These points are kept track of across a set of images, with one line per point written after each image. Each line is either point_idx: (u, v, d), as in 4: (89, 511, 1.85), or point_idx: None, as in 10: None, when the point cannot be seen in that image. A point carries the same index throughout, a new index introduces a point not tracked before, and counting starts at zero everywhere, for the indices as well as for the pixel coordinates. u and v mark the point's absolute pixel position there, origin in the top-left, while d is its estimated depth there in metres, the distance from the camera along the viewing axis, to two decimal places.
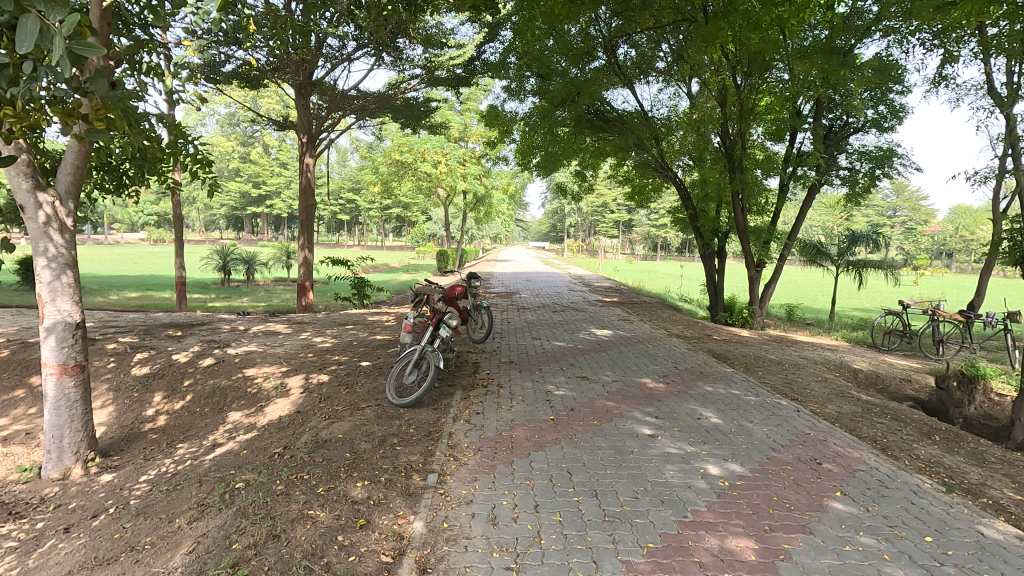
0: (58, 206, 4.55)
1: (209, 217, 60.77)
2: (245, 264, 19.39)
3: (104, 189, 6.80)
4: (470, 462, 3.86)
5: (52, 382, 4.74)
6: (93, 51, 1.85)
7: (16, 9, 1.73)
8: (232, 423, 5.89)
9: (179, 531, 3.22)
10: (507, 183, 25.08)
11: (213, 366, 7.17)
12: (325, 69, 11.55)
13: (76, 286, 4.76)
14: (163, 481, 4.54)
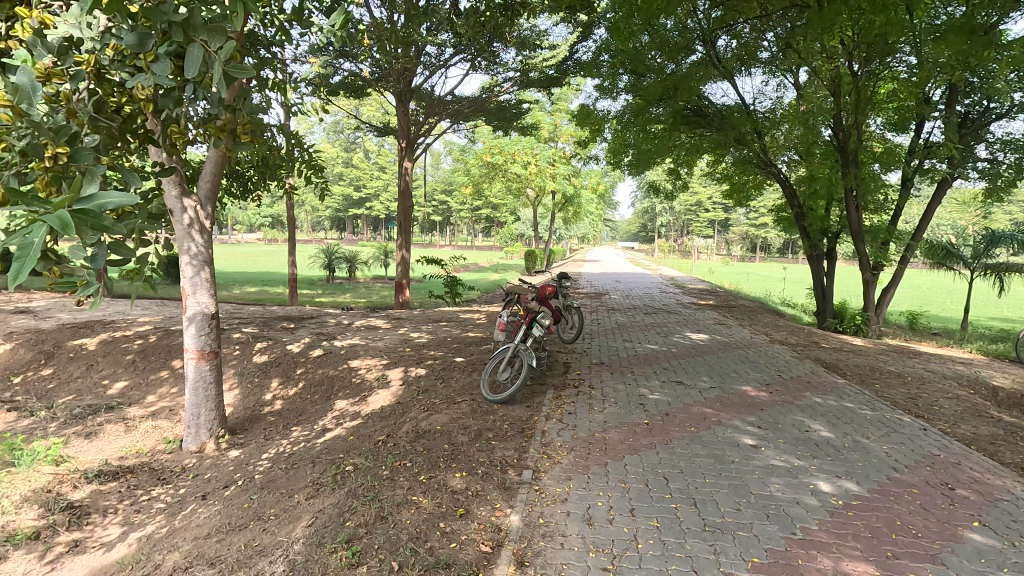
0: (199, 210, 5.14)
1: (316, 218, 65.61)
2: (348, 263, 20.74)
3: (232, 194, 7.56)
4: (564, 460, 3.89)
5: (192, 365, 5.36)
6: (247, 73, 2.07)
7: (187, 39, 1.99)
8: (339, 410, 6.35)
9: (299, 505, 3.55)
10: (597, 182, 24.78)
11: (322, 357, 7.75)
12: (424, 76, 12.10)
13: (212, 281, 5.35)
14: (281, 459, 5.00)
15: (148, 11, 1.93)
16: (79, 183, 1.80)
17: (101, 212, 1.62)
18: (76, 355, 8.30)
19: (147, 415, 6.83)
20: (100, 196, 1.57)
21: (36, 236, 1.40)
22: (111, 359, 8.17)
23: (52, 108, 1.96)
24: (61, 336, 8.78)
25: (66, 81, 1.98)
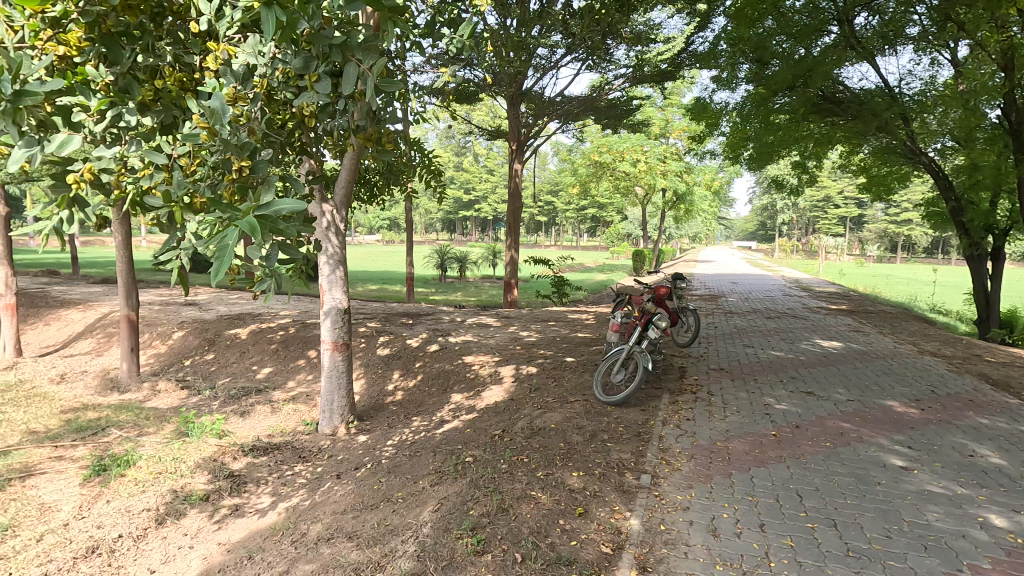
0: (334, 214, 5.65)
1: (428, 220, 69.02)
2: (459, 263, 21.57)
3: (360, 200, 8.18)
4: (684, 468, 3.76)
5: (328, 355, 5.89)
6: (394, 85, 2.25)
7: (347, 56, 2.19)
8: (455, 404, 6.64)
9: (424, 491, 3.78)
10: (711, 178, 23.56)
11: (438, 352, 8.15)
12: (535, 78, 12.28)
13: (345, 279, 5.84)
14: (404, 447, 5.34)
15: (314, 36, 2.17)
16: (258, 192, 2.06)
17: (276, 216, 1.84)
18: (232, 343, 9.46)
19: (289, 399, 7.62)
20: (276, 203, 1.79)
21: (231, 237, 1.63)
22: (259, 347, 9.21)
23: (237, 126, 2.27)
24: (220, 326, 10.06)
25: (247, 102, 2.28)
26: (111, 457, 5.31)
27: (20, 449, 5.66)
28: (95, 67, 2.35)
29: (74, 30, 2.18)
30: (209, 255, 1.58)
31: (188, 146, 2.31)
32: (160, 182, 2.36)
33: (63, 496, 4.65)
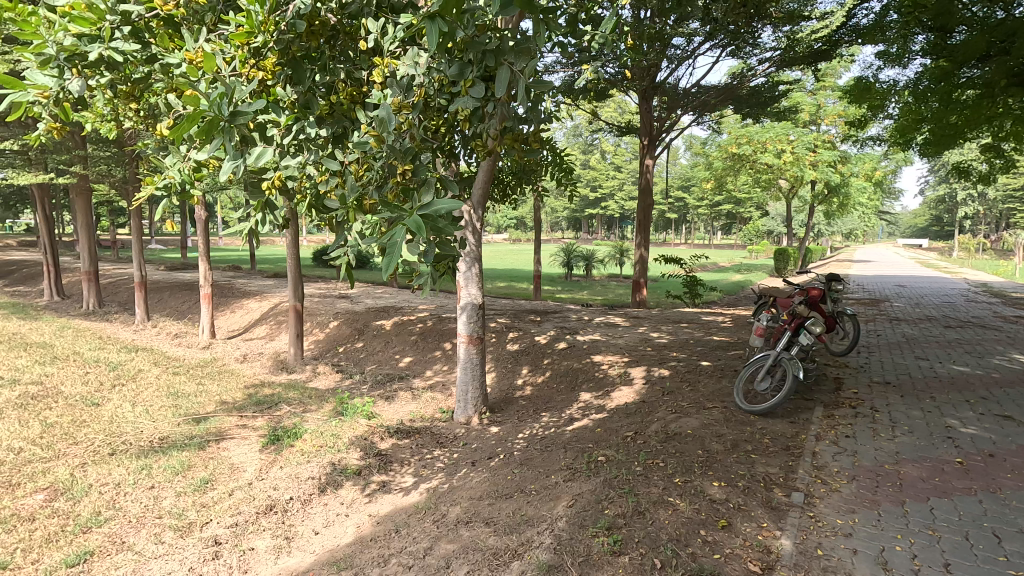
0: (472, 213, 5.91)
1: (554, 220, 69.63)
2: (585, 262, 21.46)
3: (494, 199, 8.47)
4: (844, 489, 3.40)
5: (463, 348, 6.19)
6: (544, 86, 2.30)
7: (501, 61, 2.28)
8: (584, 402, 6.63)
9: (558, 486, 3.89)
10: (872, 168, 20.88)
11: (566, 350, 8.18)
12: (669, 69, 11.84)
13: (480, 276, 6.09)
14: (535, 441, 5.44)
15: (470, 43, 2.32)
16: (418, 192, 2.23)
17: (435, 216, 1.98)
18: (378, 333, 10.35)
19: (427, 387, 8.15)
20: (435, 203, 1.91)
21: (399, 235, 1.79)
22: (401, 338, 9.97)
23: (400, 133, 2.49)
24: (368, 317, 11.06)
25: (409, 111, 2.49)
26: (282, 429, 6.10)
27: (215, 416, 6.71)
28: (283, 87, 2.72)
29: (271, 57, 2.54)
30: (381, 252, 1.76)
31: (357, 153, 2.57)
32: (334, 186, 2.66)
33: (247, 459, 5.43)
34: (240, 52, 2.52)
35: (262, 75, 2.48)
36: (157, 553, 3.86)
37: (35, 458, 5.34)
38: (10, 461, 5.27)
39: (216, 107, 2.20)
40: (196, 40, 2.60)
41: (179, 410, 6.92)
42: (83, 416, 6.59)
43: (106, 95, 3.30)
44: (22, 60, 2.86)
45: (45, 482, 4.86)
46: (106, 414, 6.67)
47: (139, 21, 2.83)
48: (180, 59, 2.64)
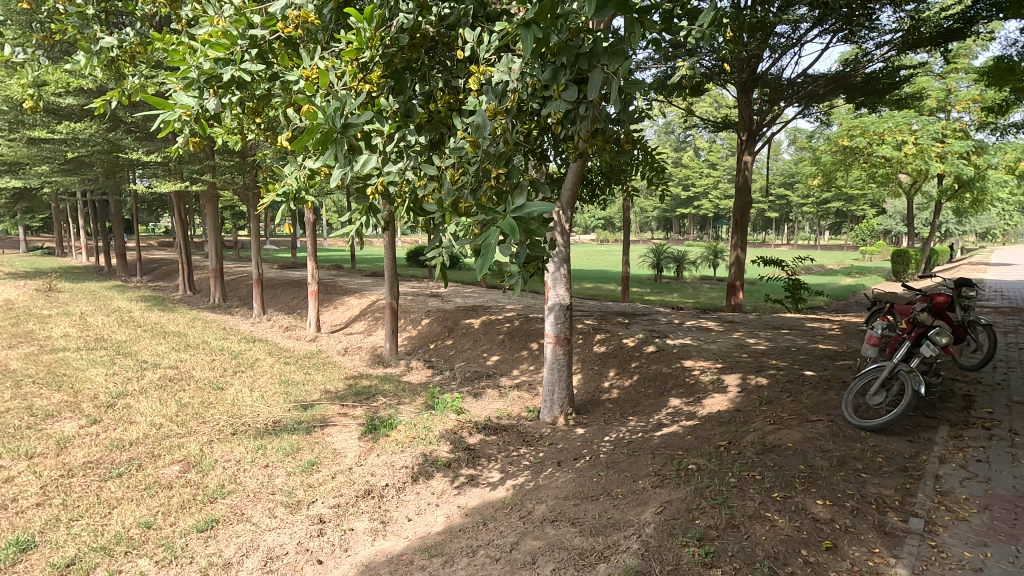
0: (561, 214, 5.93)
1: (643, 220, 67.86)
2: (676, 263, 20.74)
3: (583, 200, 8.44)
4: (974, 520, 3.07)
5: (550, 348, 6.23)
6: (638, 86, 2.28)
7: (595, 63, 2.29)
8: (674, 408, 6.44)
9: (646, 491, 3.87)
10: (1016, 158, 18.35)
11: (655, 354, 7.95)
12: (772, 59, 11.16)
13: (568, 276, 6.10)
14: (622, 445, 5.35)
15: (564, 47, 2.36)
16: (511, 195, 2.30)
17: (528, 217, 2.03)
18: (467, 331, 10.66)
19: (514, 386, 8.28)
20: (528, 206, 1.97)
21: (492, 236, 1.86)
22: (489, 337, 10.20)
23: (494, 137, 2.57)
24: (458, 316, 11.43)
25: (503, 116, 2.57)
26: (379, 419, 6.47)
27: (320, 404, 7.26)
28: (387, 98, 2.90)
29: (376, 70, 2.73)
30: (477, 254, 1.84)
31: (453, 158, 2.68)
32: (431, 190, 2.79)
33: (348, 445, 5.82)
34: (350, 68, 2.73)
35: (369, 87, 2.66)
36: (271, 526, 4.25)
37: (173, 434, 6.07)
38: (153, 435, 6.03)
39: (330, 119, 2.41)
40: (313, 58, 2.83)
41: (289, 396, 7.57)
42: (210, 398, 7.39)
43: (235, 112, 3.69)
44: (171, 84, 3.27)
45: (181, 455, 5.51)
46: (229, 397, 7.43)
47: (264, 44, 3.14)
48: (298, 77, 2.90)
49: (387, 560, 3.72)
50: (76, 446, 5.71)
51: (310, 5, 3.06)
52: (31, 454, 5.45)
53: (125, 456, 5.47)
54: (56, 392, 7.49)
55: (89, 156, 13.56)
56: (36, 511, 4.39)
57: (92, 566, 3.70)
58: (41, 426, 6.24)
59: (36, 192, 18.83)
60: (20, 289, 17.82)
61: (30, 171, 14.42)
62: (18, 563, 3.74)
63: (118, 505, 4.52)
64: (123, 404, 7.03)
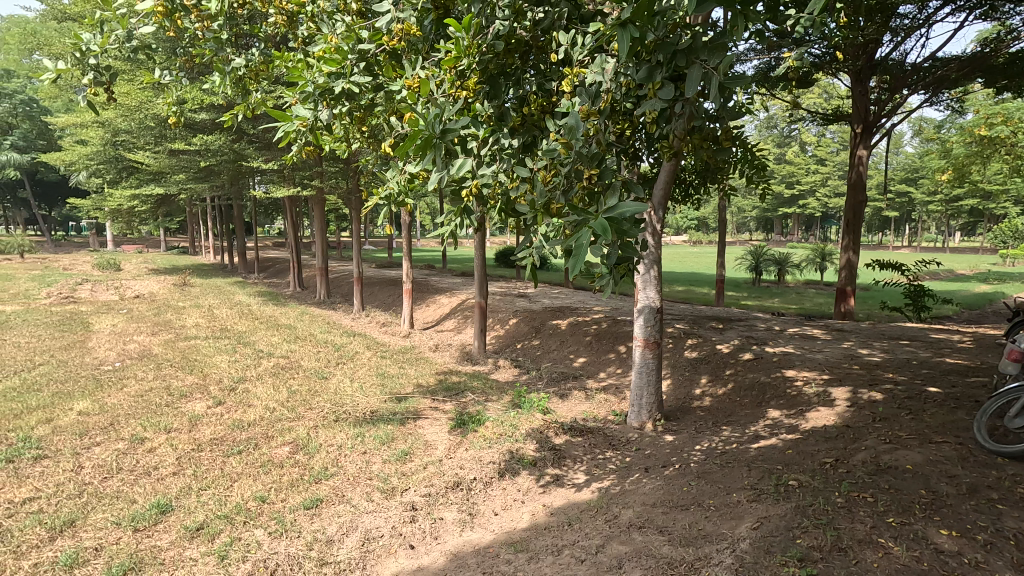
0: (653, 214, 5.79)
1: (741, 220, 64.26)
2: (777, 266, 19.45)
3: (676, 200, 8.20)
4: None
5: (639, 351, 6.10)
6: (739, 80, 2.20)
7: (694, 60, 2.25)
8: (773, 420, 6.07)
9: (741, 505, 3.75)
10: None
11: (752, 362, 7.53)
12: (893, 44, 10.19)
13: (659, 279, 5.95)
14: (714, 455, 5.14)
15: (660, 45, 2.32)
16: (604, 196, 2.30)
17: (620, 218, 2.02)
18: (554, 332, 10.70)
19: (600, 389, 8.19)
20: (620, 206, 1.96)
21: (584, 237, 1.87)
22: (576, 338, 10.17)
23: (587, 138, 2.57)
24: (545, 317, 11.50)
25: (596, 117, 2.57)
26: (467, 414, 6.68)
27: (413, 397, 7.62)
28: (482, 103, 3.00)
29: (473, 77, 2.83)
30: (569, 253, 1.86)
31: (546, 160, 2.70)
32: (524, 192, 2.83)
33: (438, 438, 6.05)
34: (449, 76, 2.85)
35: (466, 93, 2.76)
36: (369, 509, 4.53)
37: (284, 418, 6.65)
38: (268, 418, 6.64)
39: (430, 126, 2.53)
40: (415, 68, 3.00)
41: (385, 388, 8.02)
42: (316, 387, 8.01)
43: (344, 122, 3.97)
44: (289, 99, 3.58)
45: (290, 437, 6.02)
46: (332, 387, 8.00)
47: (370, 57, 3.36)
48: (401, 87, 3.08)
49: (475, 551, 3.84)
50: (205, 423, 6.42)
51: (413, 18, 3.23)
52: (169, 429, 6.20)
53: (244, 435, 6.06)
54: (189, 375, 8.46)
55: (218, 165, 15.15)
56: (173, 479, 5.00)
57: (217, 531, 4.14)
58: (177, 405, 7.07)
59: (175, 198, 21.34)
60: (161, 283, 20.29)
61: (171, 179, 16.37)
62: (159, 523, 4.29)
63: (238, 479, 5.02)
64: (243, 388, 7.80)
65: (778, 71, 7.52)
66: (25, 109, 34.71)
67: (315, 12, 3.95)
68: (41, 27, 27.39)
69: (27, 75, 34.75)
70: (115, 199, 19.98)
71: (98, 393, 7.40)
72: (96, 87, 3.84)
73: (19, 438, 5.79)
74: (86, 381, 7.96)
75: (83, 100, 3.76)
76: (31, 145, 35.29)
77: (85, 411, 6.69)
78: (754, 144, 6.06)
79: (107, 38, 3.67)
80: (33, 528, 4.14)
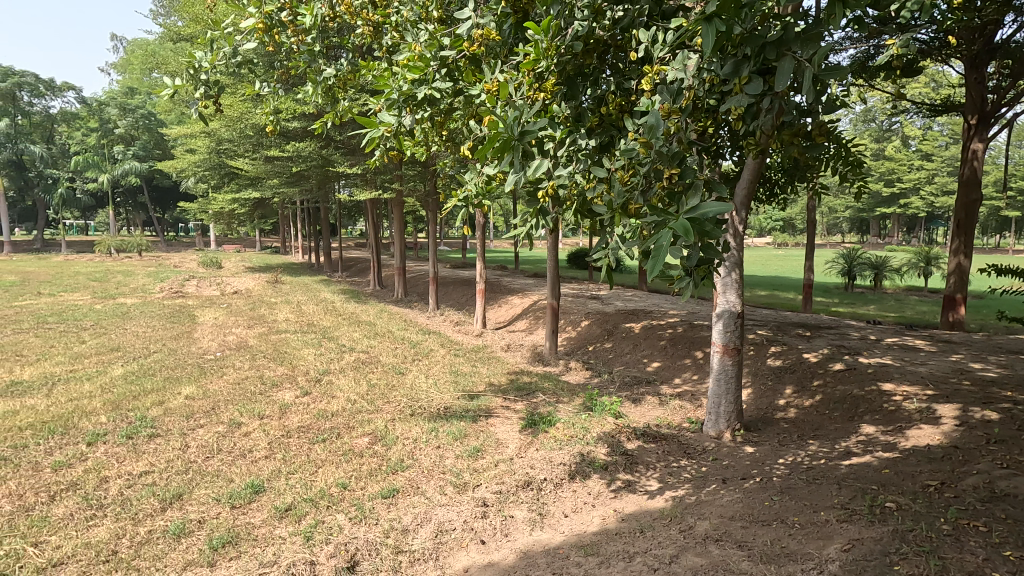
0: (735, 215, 5.56)
1: (833, 221, 60.02)
2: (874, 270, 18.01)
3: (759, 200, 7.82)
4: None
5: (717, 358, 5.87)
6: (836, 72, 2.07)
7: (785, 53, 2.14)
8: (867, 436, 5.64)
9: (829, 525, 3.56)
10: None
11: (844, 372, 7.01)
12: (1017, 24, 9.14)
13: (741, 283, 5.69)
14: (799, 470, 4.84)
15: (747, 38, 2.24)
16: (685, 196, 2.23)
17: (702, 218, 1.96)
18: (627, 335, 10.50)
19: (675, 395, 7.94)
20: (703, 206, 1.90)
21: (664, 239, 1.83)
22: (650, 342, 9.93)
23: (667, 137, 2.51)
24: (618, 319, 11.31)
25: (677, 115, 2.50)
26: (538, 415, 6.71)
27: (485, 395, 7.75)
28: (559, 104, 3.01)
29: (551, 78, 2.85)
30: (648, 254, 1.83)
31: (624, 160, 2.65)
32: (601, 192, 2.80)
33: (509, 437, 6.12)
34: (527, 78, 2.88)
35: (544, 95, 2.78)
36: (442, 502, 4.65)
37: (364, 409, 6.98)
38: (349, 409, 6.99)
39: (509, 128, 2.55)
40: (495, 72, 3.05)
41: (458, 385, 8.21)
42: (393, 381, 8.34)
43: (424, 127, 4.11)
44: (375, 107, 3.75)
45: (369, 429, 6.31)
46: (408, 382, 8.29)
47: (451, 63, 3.47)
48: (480, 91, 3.15)
49: (544, 551, 3.84)
50: (293, 411, 6.86)
51: (493, 23, 3.30)
52: (262, 415, 6.68)
53: (328, 425, 6.43)
54: (280, 366, 9.09)
55: (307, 170, 16.15)
56: (265, 462, 5.38)
57: (303, 514, 4.41)
58: (270, 393, 7.63)
59: (269, 201, 22.96)
60: (256, 280, 21.91)
61: (266, 184, 17.66)
62: (253, 501, 4.63)
63: (322, 466, 5.33)
64: (327, 380, 8.27)
65: (877, 60, 6.94)
66: (146, 123, 38.69)
67: (399, 22, 4.13)
68: (159, 48, 30.40)
69: (147, 92, 38.67)
70: (219, 203, 21.83)
71: (202, 379, 8.11)
72: (205, 100, 4.22)
73: (137, 417, 6.46)
74: (192, 368, 8.75)
75: (195, 114, 4.16)
76: (149, 155, 39.27)
77: (192, 395, 7.37)
78: (849, 138, 5.60)
79: (216, 56, 4.04)
80: (148, 498, 4.60)
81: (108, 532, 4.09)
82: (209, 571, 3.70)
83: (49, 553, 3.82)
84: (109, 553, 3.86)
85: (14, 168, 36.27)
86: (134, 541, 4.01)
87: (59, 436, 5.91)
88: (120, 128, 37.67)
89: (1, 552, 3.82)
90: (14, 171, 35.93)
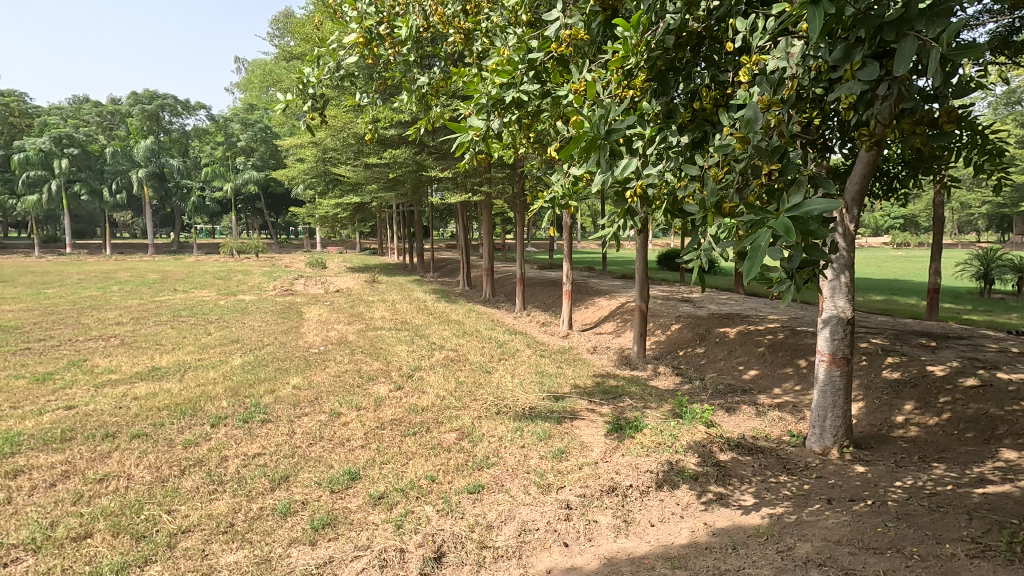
0: (844, 213, 5.09)
1: (965, 218, 53.31)
2: (1017, 273, 15.76)
3: (875, 195, 7.15)
4: None
5: (824, 368, 5.44)
6: (970, 51, 1.86)
7: (908, 33, 1.93)
8: (1007, 464, 4.97)
9: (957, 560, 3.24)
10: None
11: (978, 389, 6.22)
12: None
13: (851, 286, 5.22)
14: (920, 495, 4.36)
15: (861, 19, 2.02)
16: (786, 192, 2.07)
17: (806, 217, 1.80)
18: (721, 341, 10.00)
19: (774, 405, 7.44)
20: (807, 203, 1.74)
21: (762, 239, 1.70)
22: (746, 349, 9.39)
23: (767, 131, 2.32)
24: (712, 323, 10.79)
25: (778, 107, 2.33)
26: (624, 419, 6.57)
27: (570, 396, 7.71)
28: (649, 102, 2.94)
29: (640, 75, 2.80)
30: (743, 255, 1.73)
31: (718, 157, 2.51)
32: (692, 191, 2.65)
33: (594, 440, 6.03)
34: (617, 76, 2.83)
35: (634, 93, 2.74)
36: (526, 501, 4.69)
37: (452, 406, 7.20)
38: (438, 405, 7.25)
39: (595, 127, 2.50)
40: (581, 73, 3.01)
41: (543, 386, 8.23)
42: (480, 379, 8.55)
43: (512, 130, 4.18)
44: (465, 114, 3.85)
45: (457, 425, 6.49)
46: (494, 380, 8.46)
47: (540, 65, 3.47)
48: (568, 92, 3.14)
49: (629, 560, 3.75)
50: (387, 405, 7.22)
51: (582, 23, 3.28)
52: (359, 407, 7.09)
53: (418, 419, 6.69)
54: (375, 361, 9.60)
55: (402, 175, 16.97)
56: (361, 451, 5.71)
57: (394, 502, 4.63)
58: (366, 386, 8.09)
59: (368, 206, 24.42)
60: (355, 280, 23.32)
61: (365, 189, 18.74)
62: (349, 487, 4.93)
63: (412, 458, 5.56)
64: (418, 376, 8.64)
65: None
66: (263, 135, 42.29)
67: (490, 27, 4.22)
68: (275, 67, 33.21)
69: (264, 108, 42.29)
70: (324, 207, 23.46)
71: (308, 371, 8.78)
72: (312, 114, 4.55)
73: (252, 403, 7.11)
74: (299, 360, 9.48)
75: (303, 126, 4.48)
76: (266, 165, 43.10)
77: (298, 385, 7.98)
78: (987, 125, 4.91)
79: (322, 72, 4.32)
80: (259, 478, 5.06)
81: (227, 506, 4.52)
82: (311, 550, 3.99)
83: (179, 520, 4.30)
84: (227, 525, 4.27)
85: (157, 180, 41.28)
86: (247, 516, 4.41)
87: (188, 417, 6.64)
88: (242, 141, 41.67)
89: (142, 516, 4.36)
90: (158, 182, 40.87)
